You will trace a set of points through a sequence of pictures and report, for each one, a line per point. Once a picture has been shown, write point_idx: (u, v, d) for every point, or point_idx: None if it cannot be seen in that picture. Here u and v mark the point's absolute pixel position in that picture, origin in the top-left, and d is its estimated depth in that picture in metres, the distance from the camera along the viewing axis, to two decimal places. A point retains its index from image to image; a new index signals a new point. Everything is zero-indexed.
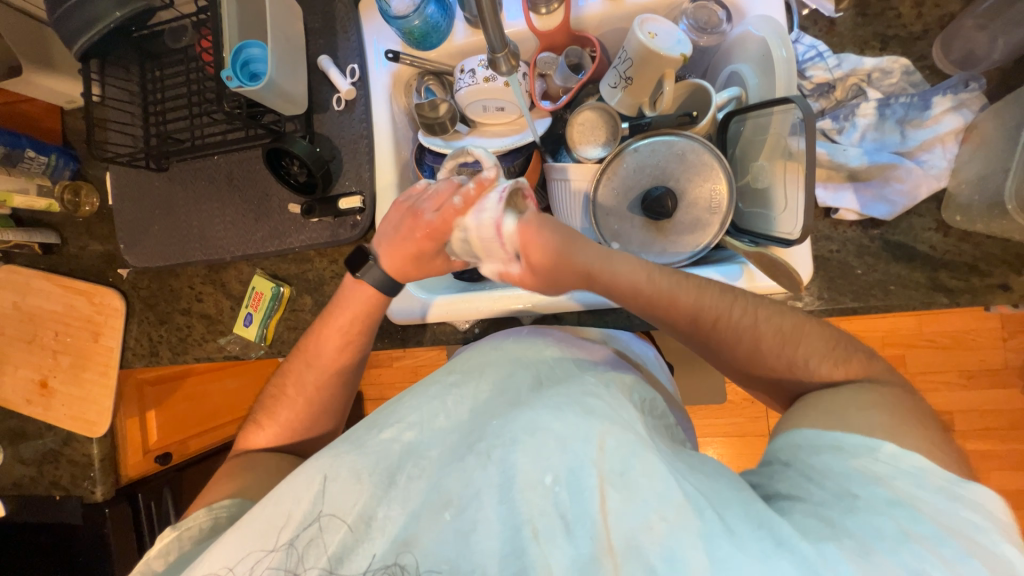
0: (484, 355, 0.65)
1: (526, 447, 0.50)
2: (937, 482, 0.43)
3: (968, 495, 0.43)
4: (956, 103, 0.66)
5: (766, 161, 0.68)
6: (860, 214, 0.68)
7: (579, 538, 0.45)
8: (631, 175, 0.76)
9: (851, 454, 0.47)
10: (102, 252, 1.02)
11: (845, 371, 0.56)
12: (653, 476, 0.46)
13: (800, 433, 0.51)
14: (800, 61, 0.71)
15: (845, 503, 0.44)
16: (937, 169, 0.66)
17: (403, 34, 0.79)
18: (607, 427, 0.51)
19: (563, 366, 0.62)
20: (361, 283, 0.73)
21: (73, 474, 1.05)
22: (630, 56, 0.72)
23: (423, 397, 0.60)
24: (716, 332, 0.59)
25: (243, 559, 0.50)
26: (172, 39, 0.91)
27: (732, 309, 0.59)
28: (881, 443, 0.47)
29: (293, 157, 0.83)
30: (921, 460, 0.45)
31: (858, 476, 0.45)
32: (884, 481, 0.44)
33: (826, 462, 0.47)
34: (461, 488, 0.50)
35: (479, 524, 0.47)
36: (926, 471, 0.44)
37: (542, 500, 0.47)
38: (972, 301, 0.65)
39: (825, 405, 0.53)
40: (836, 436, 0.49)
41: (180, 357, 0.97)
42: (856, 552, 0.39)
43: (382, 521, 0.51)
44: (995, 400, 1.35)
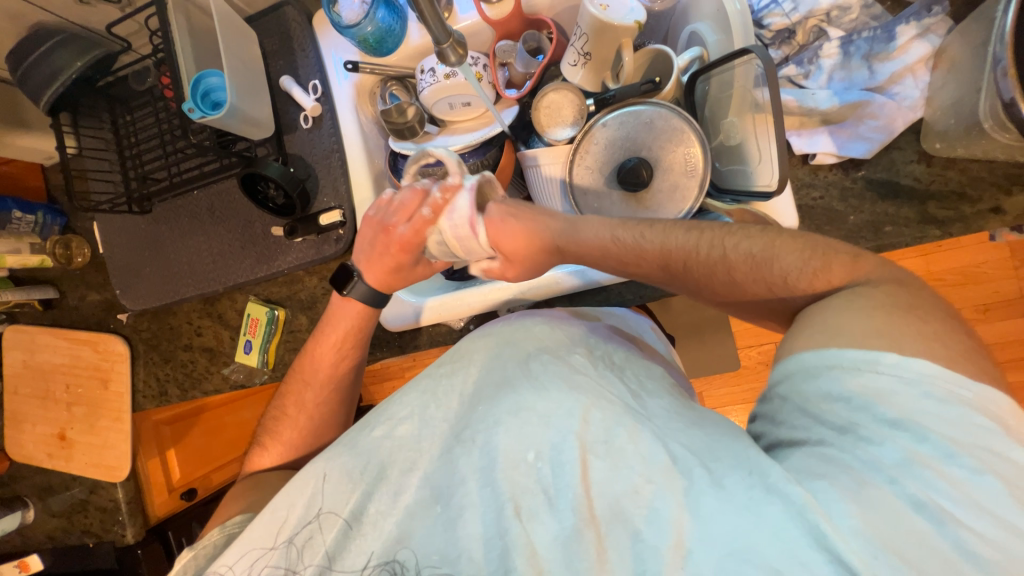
0: (472, 342, 0.63)
1: (509, 427, 0.51)
2: (942, 388, 0.40)
3: (976, 397, 0.40)
4: (921, 30, 0.64)
5: (736, 116, 0.67)
6: (838, 156, 0.66)
7: (562, 511, 0.47)
8: (604, 151, 0.75)
9: (847, 376, 0.42)
10: (100, 300, 1.03)
11: (828, 278, 0.50)
12: (638, 442, 0.47)
13: (793, 359, 0.46)
14: (757, 10, 0.70)
15: (842, 435, 0.42)
16: (910, 101, 0.65)
17: (358, 42, 0.79)
18: (592, 400, 0.51)
19: (555, 336, 0.62)
20: (349, 299, 0.74)
21: (103, 520, 1.07)
22: (585, 32, 0.72)
23: (414, 391, 0.59)
24: (692, 255, 0.57)
25: (243, 560, 0.53)
26: (137, 82, 0.92)
27: (703, 228, 0.58)
28: (881, 353, 0.42)
29: (268, 181, 0.83)
30: (924, 365, 0.41)
31: (855, 400, 0.42)
32: (886, 399, 0.41)
33: (819, 389, 0.43)
34: (447, 478, 0.51)
35: (465, 510, 0.49)
36: (930, 378, 0.40)
37: (526, 477, 0.49)
38: (966, 229, 0.64)
39: (816, 323, 0.47)
40: (832, 357, 0.44)
41: (189, 392, 0.98)
42: (851, 490, 0.38)
43: (373, 516, 0.52)
44: (1013, 330, 1.32)
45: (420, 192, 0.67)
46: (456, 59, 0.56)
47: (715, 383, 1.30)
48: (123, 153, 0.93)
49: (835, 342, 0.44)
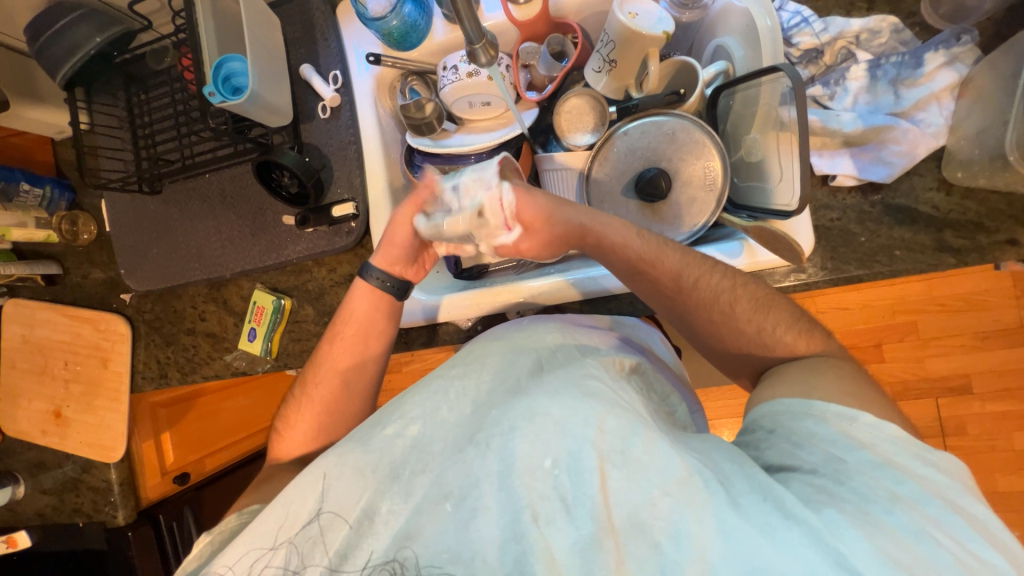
0: (481, 346, 0.65)
1: (525, 433, 0.51)
2: (908, 447, 0.46)
3: (938, 460, 0.45)
4: (948, 58, 0.64)
5: (759, 133, 0.67)
6: (858, 179, 0.66)
7: (579, 519, 0.46)
8: (623, 159, 0.75)
9: (831, 423, 0.48)
10: (104, 279, 1.02)
11: (807, 344, 0.57)
12: (655, 454, 0.47)
13: (777, 403, 0.52)
14: (786, 28, 0.70)
15: (832, 468, 0.45)
16: (934, 128, 0.65)
17: (383, 35, 0.79)
18: (607, 409, 0.51)
19: (568, 347, 0.63)
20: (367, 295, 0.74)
21: (94, 500, 1.06)
22: (612, 39, 0.71)
23: (425, 392, 0.59)
24: (693, 294, 0.60)
25: (248, 555, 0.53)
26: (155, 61, 0.90)
27: (710, 270, 0.61)
28: (860, 413, 0.48)
29: (283, 168, 0.83)
30: (895, 430, 0.46)
31: (839, 440, 0.47)
32: (871, 445, 0.46)
33: (808, 429, 0.48)
34: (461, 479, 0.51)
35: (480, 512, 0.49)
36: (899, 437, 0.46)
37: (542, 483, 0.48)
38: (981, 259, 0.64)
39: (793, 375, 0.54)
40: (812, 405, 0.49)
41: (189, 377, 0.97)
42: (857, 517, 0.41)
43: (386, 515, 0.51)
44: (1012, 360, 1.33)
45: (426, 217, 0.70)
46: (485, 62, 0.56)
47: (714, 396, 1.30)
48: (136, 133, 0.92)
49: (814, 392, 0.50)
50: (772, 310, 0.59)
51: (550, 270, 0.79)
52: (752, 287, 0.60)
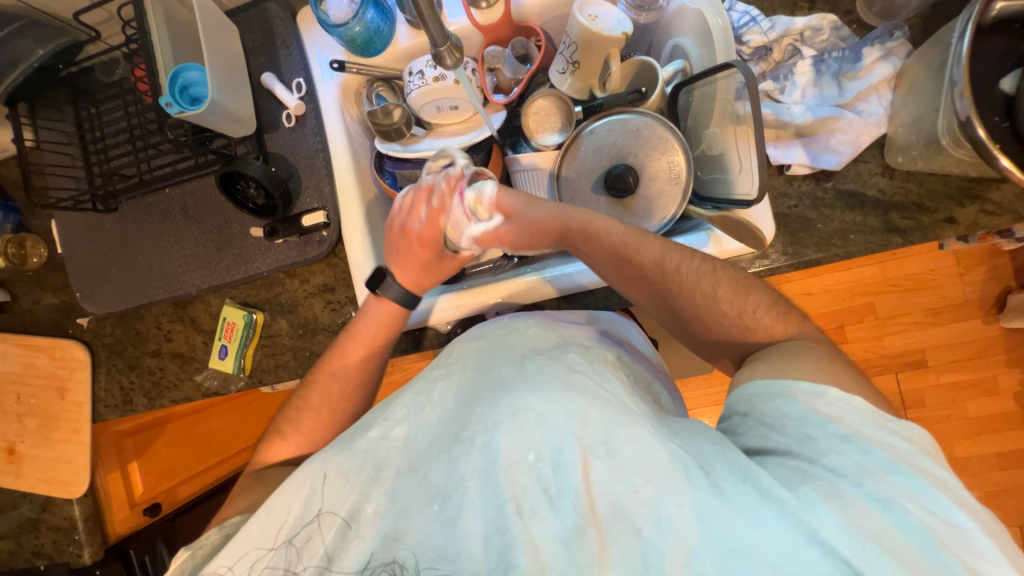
0: (461, 345, 0.65)
1: (508, 427, 0.51)
2: (872, 418, 0.48)
3: (904, 430, 0.48)
4: (884, 52, 0.69)
5: (717, 127, 0.70)
6: (811, 167, 0.70)
7: (563, 510, 0.47)
8: (591, 157, 0.77)
9: (801, 400, 0.50)
10: (58, 304, 0.97)
11: (784, 325, 0.60)
12: (637, 442, 0.48)
13: (752, 385, 0.53)
14: (737, 27, 0.74)
15: (803, 445, 0.47)
16: (875, 117, 0.69)
17: (346, 41, 0.79)
18: (588, 401, 0.52)
19: (549, 337, 0.63)
20: (382, 300, 0.74)
21: (56, 540, 1.00)
22: (574, 41, 0.73)
23: (410, 392, 0.59)
24: (676, 278, 0.62)
25: (241, 559, 0.52)
26: (104, 74, 0.88)
27: (690, 256, 0.63)
28: (827, 388, 0.50)
29: (248, 179, 0.80)
30: (860, 402, 0.49)
31: (807, 417, 0.49)
32: (839, 419, 0.48)
33: (779, 410, 0.50)
34: (446, 478, 0.51)
35: (465, 509, 0.49)
36: (864, 409, 0.48)
37: (526, 476, 0.49)
38: (925, 237, 0.69)
39: (769, 359, 0.56)
40: (785, 386, 0.51)
41: (156, 402, 0.93)
42: (829, 492, 0.43)
43: (371, 516, 0.51)
44: (961, 333, 1.42)
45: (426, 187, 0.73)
46: (451, 62, 0.56)
47: (692, 385, 1.34)
48: (87, 149, 0.88)
49: (788, 372, 0.52)
50: (751, 293, 0.62)
51: (528, 269, 0.80)
52: (728, 272, 0.63)
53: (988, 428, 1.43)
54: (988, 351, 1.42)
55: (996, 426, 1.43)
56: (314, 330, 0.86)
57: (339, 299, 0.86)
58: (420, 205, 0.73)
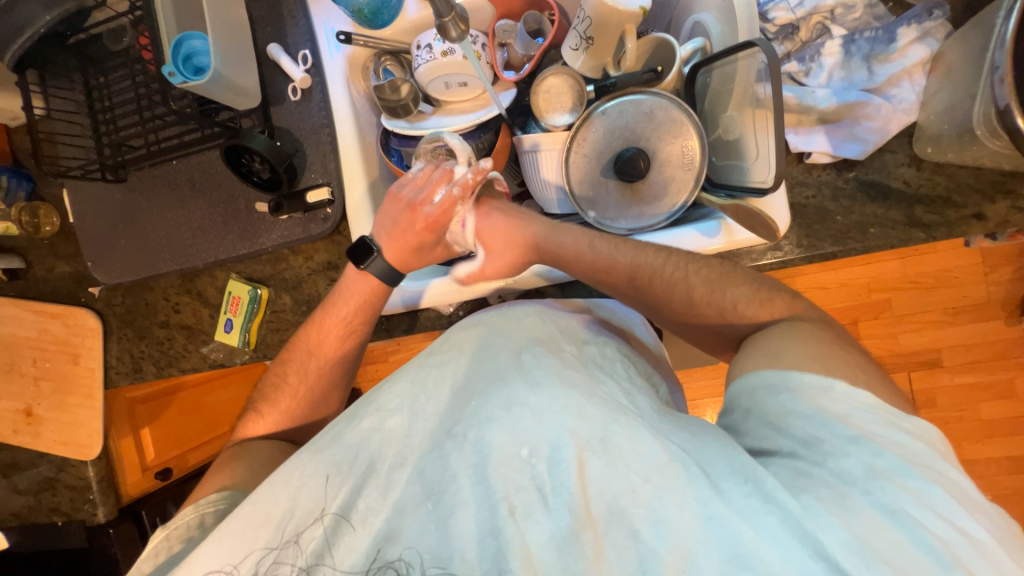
0: (458, 333, 0.64)
1: (502, 422, 0.51)
2: (883, 416, 0.46)
3: (911, 426, 0.46)
4: (921, 33, 0.65)
5: (735, 111, 0.67)
6: (833, 156, 0.67)
7: (557, 511, 0.47)
8: (601, 140, 0.75)
9: (806, 396, 0.48)
10: (70, 272, 0.98)
11: (771, 311, 0.59)
12: (635, 440, 0.47)
13: (757, 377, 0.51)
14: (762, 3, 0.70)
15: (809, 448, 0.46)
16: (906, 103, 0.65)
17: (353, 12, 0.77)
18: (585, 397, 0.52)
19: (547, 329, 0.63)
20: (366, 274, 0.74)
21: (73, 499, 1.04)
22: (588, 15, 0.70)
23: (402, 383, 0.58)
24: (654, 283, 0.64)
25: (244, 558, 0.52)
26: (113, 41, 0.87)
27: (666, 258, 0.65)
28: (834, 381, 0.48)
29: (253, 153, 0.79)
30: (868, 397, 0.47)
31: (815, 416, 0.47)
32: (846, 418, 0.46)
33: (781, 406, 0.49)
34: (439, 475, 0.51)
35: (458, 508, 0.49)
36: (872, 406, 0.46)
37: (519, 474, 0.49)
38: (950, 234, 0.65)
39: (765, 347, 0.55)
40: (788, 378, 0.49)
41: (165, 371, 0.95)
42: (832, 501, 0.42)
43: (363, 512, 0.51)
44: (980, 333, 1.38)
45: (447, 173, 0.73)
46: (456, 34, 0.54)
47: (697, 376, 1.33)
48: (96, 118, 0.87)
49: (787, 363, 0.51)
50: (732, 284, 0.62)
51: None
52: (709, 266, 0.63)
53: (1002, 431, 1.40)
54: (1007, 353, 1.38)
55: (1009, 430, 1.39)
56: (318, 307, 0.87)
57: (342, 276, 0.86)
58: (437, 187, 0.73)
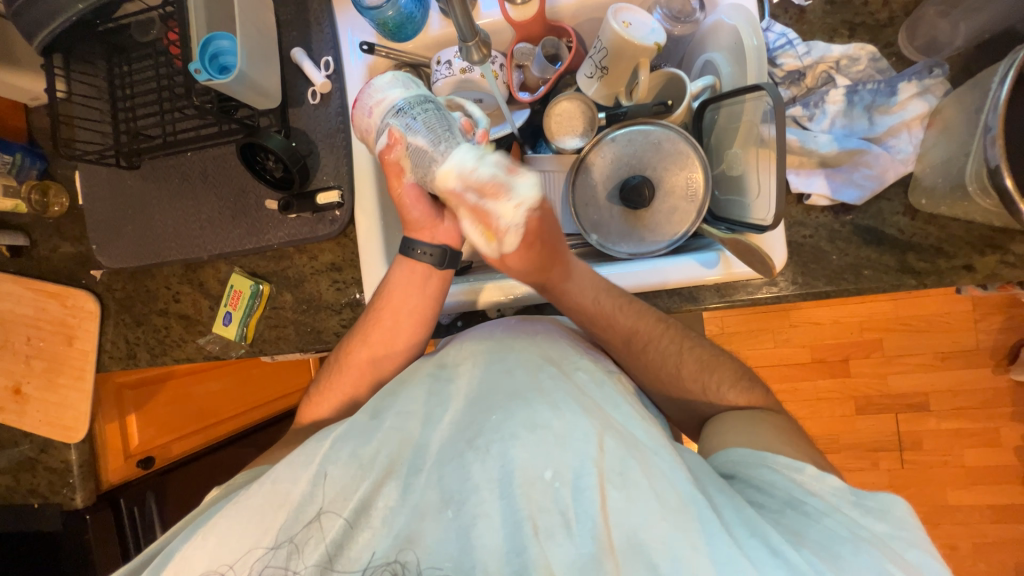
0: (470, 345, 0.65)
1: (525, 442, 0.52)
2: (846, 498, 0.51)
3: (876, 505, 0.51)
4: (922, 89, 0.67)
5: (740, 148, 0.69)
6: (831, 199, 0.69)
7: (580, 537, 0.48)
8: (610, 166, 0.77)
9: (781, 472, 0.54)
10: (74, 253, 0.99)
11: (748, 398, 0.68)
12: (652, 477, 0.49)
13: (735, 452, 0.58)
14: (771, 49, 0.72)
15: (793, 507, 0.51)
16: (903, 155, 0.67)
17: (377, 25, 0.78)
18: (606, 427, 0.53)
19: (558, 349, 0.64)
20: (412, 263, 0.71)
21: (51, 481, 1.04)
22: (604, 46, 0.72)
23: (424, 391, 0.60)
24: (642, 356, 0.69)
25: (242, 558, 0.52)
26: (140, 33, 0.89)
27: (658, 338, 0.69)
28: (805, 464, 0.54)
29: (268, 152, 0.81)
30: (835, 481, 0.53)
31: (789, 493, 0.52)
32: (817, 495, 0.52)
33: (764, 477, 0.54)
34: (459, 484, 0.51)
35: (479, 519, 0.50)
36: (838, 489, 0.52)
37: (542, 496, 0.50)
38: (940, 282, 0.68)
39: (733, 429, 0.62)
40: (765, 457, 0.56)
41: (159, 359, 0.95)
42: (827, 556, 0.45)
43: (382, 511, 0.52)
44: (968, 380, 1.40)
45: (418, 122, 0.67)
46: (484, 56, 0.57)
47: None
48: (116, 105, 0.89)
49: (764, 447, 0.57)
50: (716, 369, 0.69)
51: None
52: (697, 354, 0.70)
53: (985, 479, 1.40)
54: (995, 402, 1.39)
55: (994, 478, 1.40)
56: (318, 306, 0.88)
57: (345, 278, 0.87)
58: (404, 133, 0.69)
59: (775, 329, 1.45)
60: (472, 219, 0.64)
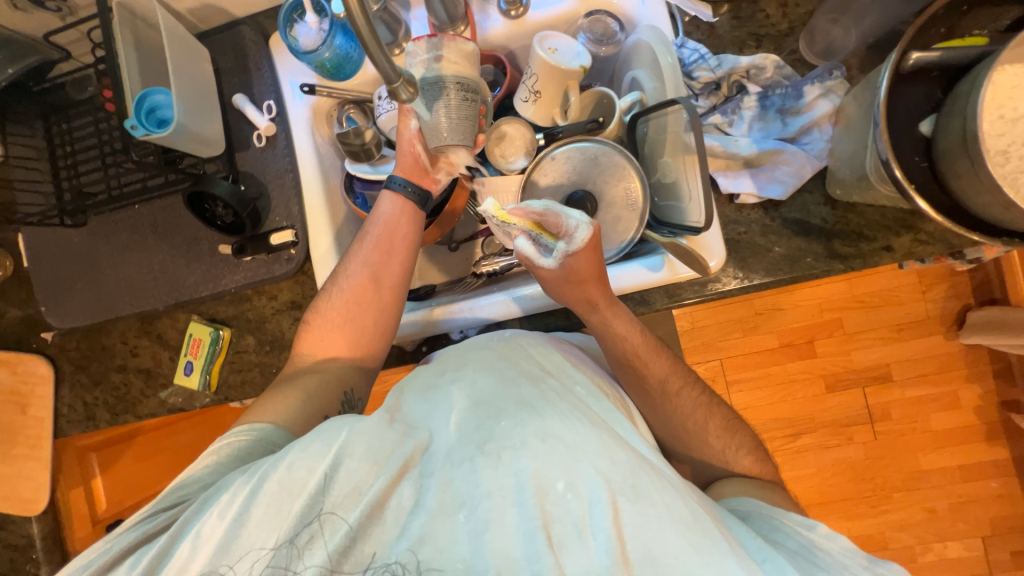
0: (474, 352, 0.64)
1: (536, 451, 0.50)
2: (858, 559, 0.53)
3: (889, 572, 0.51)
4: (824, 90, 0.72)
5: (670, 157, 0.73)
6: (758, 197, 0.74)
7: (594, 549, 0.47)
8: (552, 182, 0.80)
9: (794, 527, 0.57)
10: (22, 317, 0.96)
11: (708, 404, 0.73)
12: (664, 494, 0.49)
13: (751, 501, 0.63)
14: (686, 65, 0.77)
15: (802, 552, 0.53)
16: (818, 150, 0.73)
17: (316, 67, 0.80)
18: (614, 443, 0.52)
19: (555, 363, 0.64)
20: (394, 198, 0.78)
21: (13, 559, 0.98)
22: (534, 72, 0.76)
23: (430, 401, 0.58)
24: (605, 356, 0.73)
25: (240, 557, 0.49)
26: (77, 90, 0.89)
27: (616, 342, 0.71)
28: (817, 523, 0.57)
29: (216, 199, 0.82)
30: (847, 542, 0.55)
31: (806, 547, 0.54)
32: (830, 553, 0.53)
33: (774, 527, 0.58)
34: (470, 489, 0.49)
35: (491, 524, 0.47)
36: (850, 550, 0.54)
37: (555, 507, 0.48)
38: (865, 264, 0.73)
39: (746, 483, 0.68)
40: (780, 512, 0.60)
41: (120, 417, 0.92)
42: None
43: (393, 511, 0.50)
44: (922, 348, 1.48)
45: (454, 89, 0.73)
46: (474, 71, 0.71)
47: None
48: (56, 163, 0.88)
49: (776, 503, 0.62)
50: (671, 366, 0.73)
51: (495, 289, 0.85)
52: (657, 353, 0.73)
53: (951, 441, 1.48)
54: (950, 366, 1.47)
55: (959, 439, 1.47)
56: (282, 347, 0.87)
57: (307, 315, 0.87)
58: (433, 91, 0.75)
59: (740, 318, 1.51)
60: (527, 235, 0.69)
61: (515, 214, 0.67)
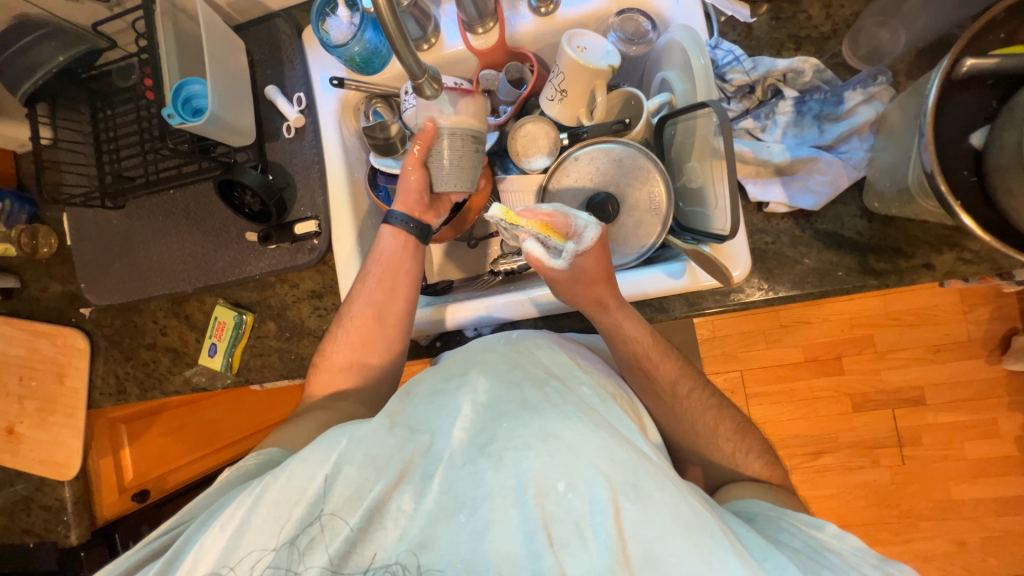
0: (479, 353, 0.63)
1: (538, 453, 0.49)
2: (869, 559, 0.51)
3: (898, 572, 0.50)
4: (867, 96, 0.69)
5: (697, 162, 0.71)
6: (789, 206, 0.71)
7: (594, 549, 0.46)
8: (573, 183, 0.79)
9: (800, 528, 0.55)
10: (64, 292, 1.01)
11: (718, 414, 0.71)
12: (665, 491, 0.48)
13: (755, 504, 0.61)
14: (720, 66, 0.75)
15: (811, 551, 0.51)
16: (856, 160, 0.70)
17: (345, 61, 0.81)
18: (617, 441, 0.50)
19: (561, 363, 0.62)
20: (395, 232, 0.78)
21: (46, 519, 1.04)
22: (562, 71, 0.74)
23: (431, 398, 0.57)
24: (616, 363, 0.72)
25: (243, 558, 0.50)
26: (121, 78, 0.92)
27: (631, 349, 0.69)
28: (825, 523, 0.55)
29: (245, 188, 0.84)
30: (857, 541, 0.52)
31: (812, 546, 0.52)
32: (837, 552, 0.51)
33: (781, 528, 0.55)
34: (472, 489, 0.49)
35: (492, 525, 0.47)
36: (860, 550, 0.52)
37: (556, 508, 0.47)
38: (901, 281, 0.69)
39: (753, 485, 0.66)
40: (786, 513, 0.58)
41: (148, 393, 0.97)
42: None
43: (394, 512, 0.50)
44: (961, 372, 1.40)
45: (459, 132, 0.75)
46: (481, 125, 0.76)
47: None
48: (100, 147, 0.92)
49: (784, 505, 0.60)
50: (687, 377, 0.71)
51: (510, 288, 0.85)
52: (672, 363, 0.71)
53: (987, 472, 1.39)
54: (990, 393, 1.39)
55: (996, 470, 1.39)
56: (301, 334, 0.89)
57: (326, 305, 0.89)
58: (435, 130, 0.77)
59: (764, 330, 1.46)
60: (533, 237, 0.68)
61: (526, 216, 0.66)
